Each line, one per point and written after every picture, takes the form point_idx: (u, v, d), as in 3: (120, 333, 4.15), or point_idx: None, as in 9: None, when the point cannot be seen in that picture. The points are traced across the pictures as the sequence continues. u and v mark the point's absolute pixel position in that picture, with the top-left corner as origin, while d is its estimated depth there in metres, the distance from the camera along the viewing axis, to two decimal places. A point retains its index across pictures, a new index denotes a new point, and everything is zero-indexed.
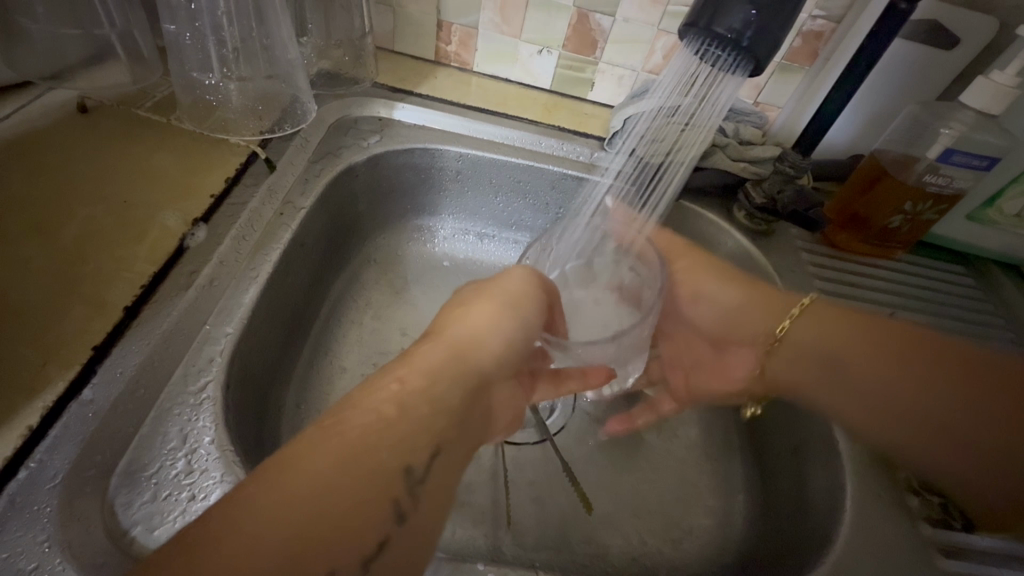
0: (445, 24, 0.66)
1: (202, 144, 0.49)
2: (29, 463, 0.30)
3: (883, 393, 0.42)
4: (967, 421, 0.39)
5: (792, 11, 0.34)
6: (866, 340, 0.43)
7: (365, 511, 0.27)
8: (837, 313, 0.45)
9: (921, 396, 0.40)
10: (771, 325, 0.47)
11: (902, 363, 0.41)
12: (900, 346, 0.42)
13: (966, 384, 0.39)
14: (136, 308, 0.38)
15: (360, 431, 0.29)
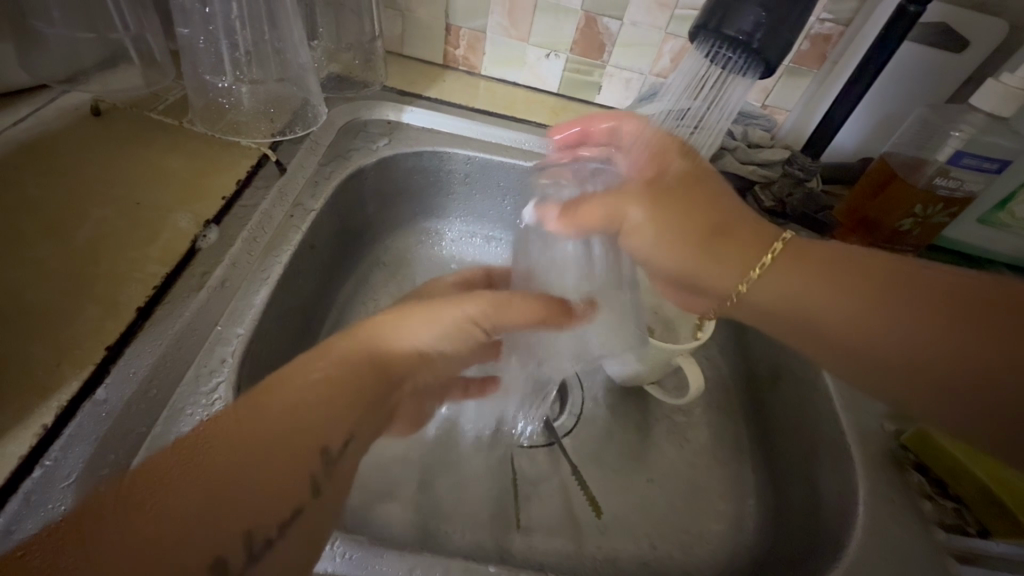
0: (453, 28, 0.66)
1: (214, 147, 0.50)
2: (44, 461, 0.30)
3: (870, 345, 0.38)
4: (967, 364, 0.34)
5: (803, 13, 0.34)
6: (840, 277, 0.39)
7: (264, 505, 0.29)
8: (813, 252, 0.41)
9: (900, 331, 0.36)
10: (729, 284, 0.43)
11: (885, 304, 0.37)
12: (869, 275, 0.38)
13: (960, 321, 0.35)
14: (149, 309, 0.38)
15: (272, 424, 0.31)
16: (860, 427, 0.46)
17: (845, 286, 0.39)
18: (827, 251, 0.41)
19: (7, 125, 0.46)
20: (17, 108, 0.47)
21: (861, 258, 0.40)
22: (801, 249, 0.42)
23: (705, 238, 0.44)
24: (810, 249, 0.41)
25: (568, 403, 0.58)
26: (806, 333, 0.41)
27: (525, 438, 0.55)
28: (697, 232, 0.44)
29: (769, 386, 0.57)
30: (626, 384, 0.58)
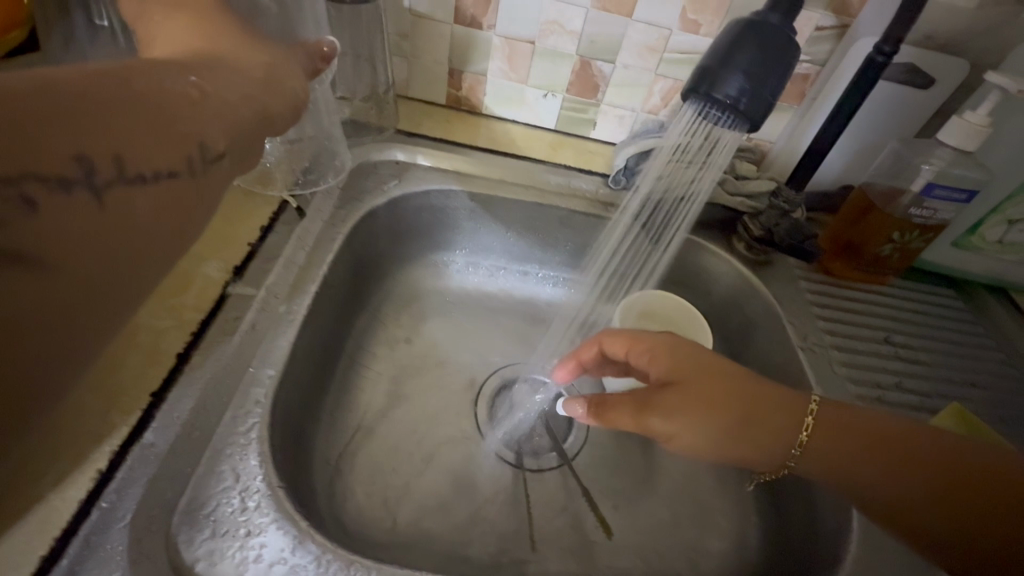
0: (456, 72, 0.70)
1: (238, 196, 0.53)
2: (100, 503, 0.33)
3: (881, 497, 0.41)
4: (966, 529, 0.39)
5: (780, 79, 0.38)
6: (847, 440, 0.43)
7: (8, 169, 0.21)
8: (836, 421, 0.43)
9: (883, 477, 0.41)
10: (756, 455, 0.44)
11: (882, 457, 0.42)
12: (862, 438, 0.43)
13: (962, 493, 0.40)
14: (187, 354, 0.40)
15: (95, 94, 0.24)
16: None
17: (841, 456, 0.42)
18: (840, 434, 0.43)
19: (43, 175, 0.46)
20: None
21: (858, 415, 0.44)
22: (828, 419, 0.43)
23: (726, 393, 0.43)
24: (837, 418, 0.43)
25: (574, 427, 0.61)
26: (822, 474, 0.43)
27: (535, 463, 0.57)
28: (733, 413, 0.43)
29: None
30: None
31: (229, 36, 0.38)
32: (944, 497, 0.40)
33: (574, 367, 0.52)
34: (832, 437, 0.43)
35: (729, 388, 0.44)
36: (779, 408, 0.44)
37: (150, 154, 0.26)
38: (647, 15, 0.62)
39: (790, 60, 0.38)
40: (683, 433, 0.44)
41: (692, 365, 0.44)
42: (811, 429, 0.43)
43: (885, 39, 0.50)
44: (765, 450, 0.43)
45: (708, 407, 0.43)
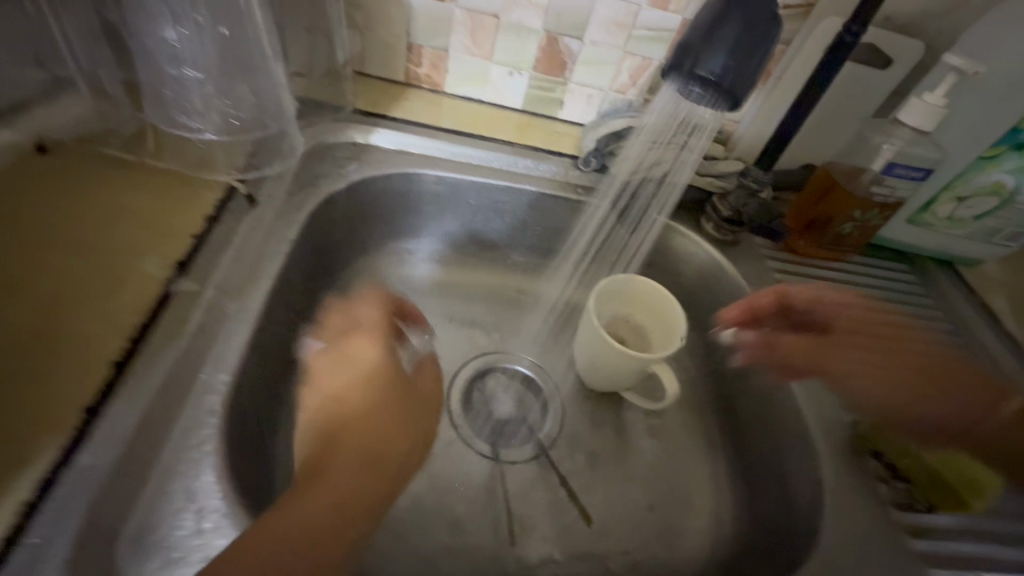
0: (415, 47, 0.66)
1: (177, 181, 0.47)
2: (29, 539, 0.29)
3: (941, 416, 0.46)
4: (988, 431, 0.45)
5: (763, 56, 0.37)
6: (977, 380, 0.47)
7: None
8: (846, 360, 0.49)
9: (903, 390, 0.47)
10: (881, 396, 0.48)
11: (906, 376, 0.48)
12: (945, 370, 0.48)
13: (989, 397, 0.46)
14: (125, 363, 0.36)
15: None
16: (824, 421, 0.50)
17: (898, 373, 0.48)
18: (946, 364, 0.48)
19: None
20: None
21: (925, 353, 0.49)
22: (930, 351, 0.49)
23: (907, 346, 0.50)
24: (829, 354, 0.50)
25: (549, 415, 0.60)
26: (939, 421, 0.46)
27: (511, 454, 0.56)
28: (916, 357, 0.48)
29: (736, 385, 0.60)
30: (602, 389, 0.61)
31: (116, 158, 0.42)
32: (989, 409, 0.46)
33: (747, 312, 0.52)
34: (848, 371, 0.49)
35: (862, 324, 0.50)
36: (894, 353, 0.49)
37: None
38: None
39: (774, 38, 0.37)
40: (858, 370, 0.49)
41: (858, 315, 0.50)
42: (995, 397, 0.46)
43: (854, 20, 0.51)
44: (891, 390, 0.47)
45: (883, 342, 0.50)
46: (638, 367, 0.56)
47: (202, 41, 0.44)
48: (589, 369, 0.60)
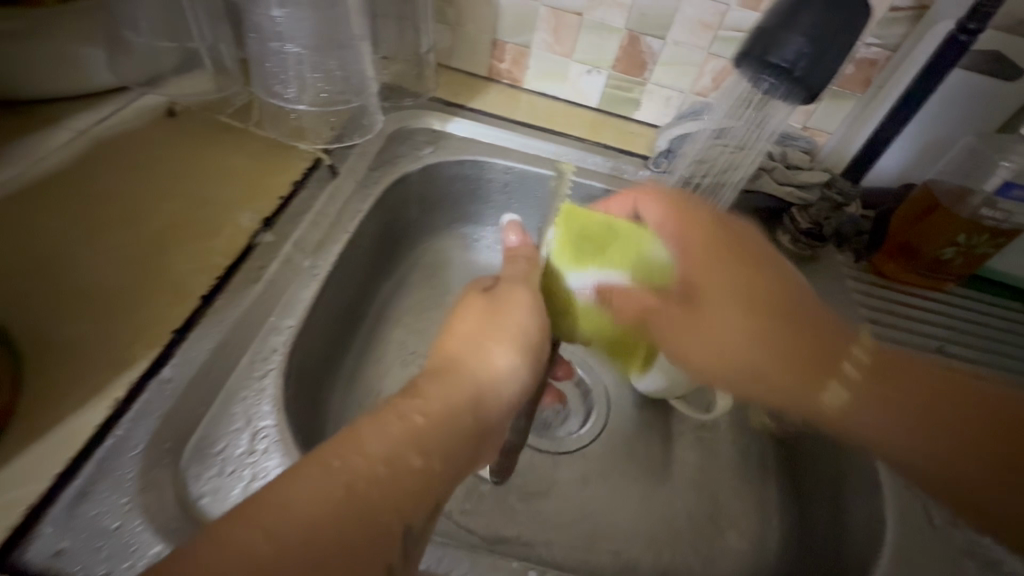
0: (500, 43, 0.68)
1: (274, 150, 0.52)
2: (114, 432, 0.32)
3: (876, 439, 0.41)
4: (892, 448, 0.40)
5: (847, 44, 0.35)
6: (888, 397, 0.41)
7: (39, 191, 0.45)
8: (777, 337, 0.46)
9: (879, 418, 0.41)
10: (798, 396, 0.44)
11: (870, 382, 0.42)
12: (896, 395, 0.41)
13: (906, 409, 0.40)
14: (211, 297, 0.40)
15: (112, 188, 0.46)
16: None
17: (754, 343, 0.47)
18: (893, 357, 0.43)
19: (94, 123, 0.49)
20: (100, 108, 0.50)
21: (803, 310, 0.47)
22: (884, 354, 0.43)
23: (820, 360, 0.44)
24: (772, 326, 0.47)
25: (592, 415, 0.60)
26: (885, 399, 0.41)
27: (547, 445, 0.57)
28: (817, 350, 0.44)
29: None
30: (655, 395, 0.60)
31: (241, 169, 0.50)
32: (927, 427, 0.40)
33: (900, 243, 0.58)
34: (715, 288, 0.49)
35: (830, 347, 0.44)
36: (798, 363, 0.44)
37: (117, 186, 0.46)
38: None
39: (860, 21, 0.36)
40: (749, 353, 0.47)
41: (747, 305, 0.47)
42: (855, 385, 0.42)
43: (971, 16, 0.46)
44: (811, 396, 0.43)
45: (801, 361, 0.44)
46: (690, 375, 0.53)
47: (309, 20, 0.47)
48: (639, 370, 0.59)
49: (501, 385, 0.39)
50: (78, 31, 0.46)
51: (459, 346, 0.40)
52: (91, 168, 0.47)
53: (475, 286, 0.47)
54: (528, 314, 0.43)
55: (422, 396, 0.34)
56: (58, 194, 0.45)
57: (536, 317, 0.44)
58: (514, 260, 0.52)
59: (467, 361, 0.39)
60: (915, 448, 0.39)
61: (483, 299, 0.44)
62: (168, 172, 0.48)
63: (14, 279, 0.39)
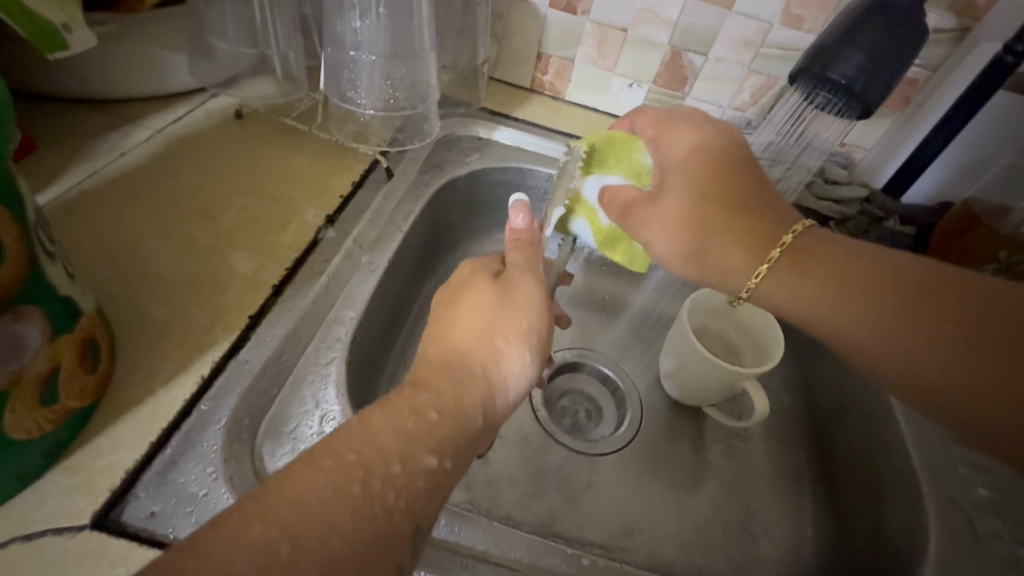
0: (544, 56, 0.69)
1: (334, 151, 0.55)
2: (201, 405, 0.35)
3: (916, 373, 0.32)
4: (945, 375, 0.31)
5: (900, 64, 0.40)
6: (875, 295, 0.34)
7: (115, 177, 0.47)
8: (822, 243, 0.37)
9: (910, 333, 0.32)
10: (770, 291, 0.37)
11: (927, 332, 0.32)
12: (890, 282, 0.34)
13: (929, 330, 0.32)
14: (281, 287, 0.43)
15: (185, 180, 0.48)
16: (933, 464, 0.46)
17: (682, 232, 0.39)
18: (820, 243, 0.37)
19: (170, 121, 0.52)
20: (174, 109, 0.53)
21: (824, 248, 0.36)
22: (822, 241, 0.37)
23: (861, 287, 0.34)
24: (809, 256, 0.36)
25: (625, 422, 0.59)
26: (916, 315, 0.32)
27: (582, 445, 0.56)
28: (887, 279, 0.33)
29: (835, 418, 0.57)
30: (684, 401, 0.59)
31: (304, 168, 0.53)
32: (972, 352, 0.31)
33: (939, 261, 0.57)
34: (677, 207, 0.49)
35: (855, 263, 0.35)
36: (844, 290, 0.35)
37: (188, 179, 0.49)
38: (748, 7, 0.59)
39: (911, 50, 0.41)
40: (781, 287, 0.37)
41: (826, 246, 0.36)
42: (785, 249, 0.37)
43: (1019, 39, 0.48)
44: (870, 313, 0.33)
45: (888, 291, 0.33)
46: (727, 382, 0.53)
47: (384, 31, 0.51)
48: (669, 378, 0.59)
49: (511, 390, 0.34)
50: (164, 38, 0.49)
51: (465, 342, 0.34)
52: (164, 159, 0.49)
53: (477, 268, 0.39)
54: (536, 313, 0.37)
55: (428, 387, 0.30)
56: (132, 185, 0.47)
57: (545, 316, 0.38)
58: (519, 247, 0.42)
59: (477, 358, 0.33)
60: (966, 382, 0.31)
61: (492, 288, 0.37)
62: (237, 168, 0.51)
63: (100, 267, 0.41)
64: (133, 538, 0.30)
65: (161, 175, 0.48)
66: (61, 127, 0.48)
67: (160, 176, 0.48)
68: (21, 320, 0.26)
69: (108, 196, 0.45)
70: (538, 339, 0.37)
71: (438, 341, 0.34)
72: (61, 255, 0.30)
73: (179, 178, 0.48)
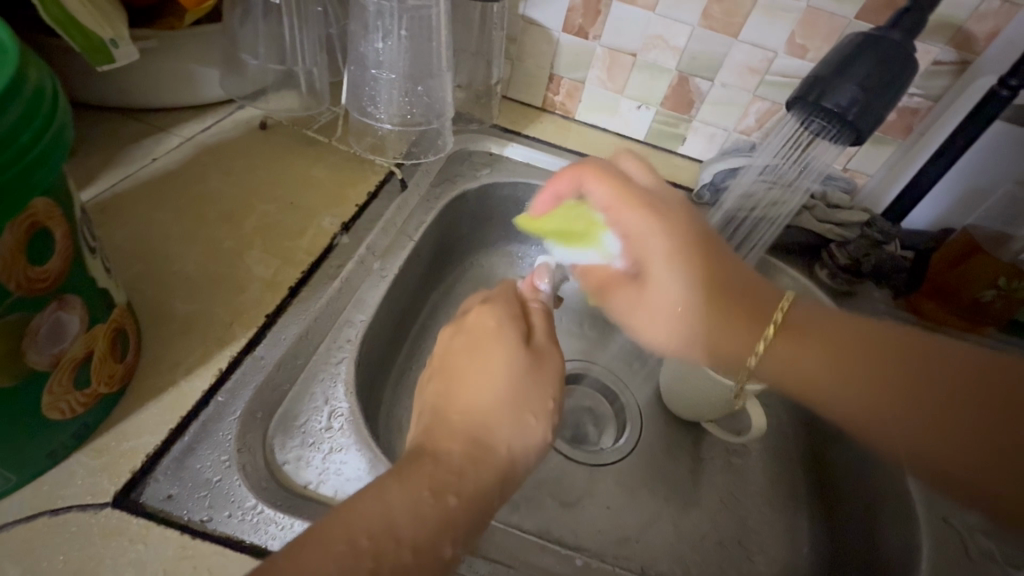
0: (556, 77, 0.72)
1: (352, 163, 0.58)
2: (218, 397, 0.37)
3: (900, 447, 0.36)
4: (903, 431, 0.36)
5: (891, 95, 0.43)
6: (855, 362, 0.37)
7: (145, 181, 0.50)
8: (807, 323, 0.39)
9: (924, 431, 0.35)
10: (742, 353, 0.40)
11: (916, 395, 0.35)
12: (855, 352, 0.37)
13: (963, 405, 0.34)
14: (297, 290, 0.45)
15: (209, 186, 0.51)
16: (929, 486, 0.47)
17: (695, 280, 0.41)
18: (831, 324, 0.39)
19: (198, 130, 0.55)
20: (204, 119, 0.56)
21: (896, 330, 0.38)
22: (804, 318, 0.39)
23: (868, 349, 0.37)
24: (807, 319, 0.39)
25: (624, 434, 0.60)
26: (869, 362, 0.37)
27: (581, 455, 0.57)
28: (863, 350, 0.37)
29: (832, 439, 0.57)
30: (683, 416, 0.60)
31: (323, 177, 0.55)
32: (997, 455, 0.33)
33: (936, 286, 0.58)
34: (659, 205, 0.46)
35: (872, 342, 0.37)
36: (848, 340, 0.38)
37: (212, 185, 0.51)
38: (753, 36, 0.61)
39: (901, 82, 0.43)
40: (777, 355, 0.39)
41: (866, 339, 0.38)
42: (772, 335, 0.39)
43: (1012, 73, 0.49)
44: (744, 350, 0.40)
45: (849, 355, 0.37)
46: (725, 397, 0.54)
47: (404, 50, 0.53)
48: (669, 392, 0.60)
49: (530, 459, 0.34)
50: (198, 54, 0.53)
51: (489, 407, 0.34)
52: (190, 165, 0.52)
53: (507, 324, 0.40)
54: (554, 381, 0.37)
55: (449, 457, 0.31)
56: (161, 189, 0.49)
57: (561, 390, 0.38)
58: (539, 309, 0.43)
59: (503, 430, 0.33)
60: (974, 466, 0.33)
61: (523, 351, 0.38)
62: (259, 175, 0.54)
63: (129, 264, 0.43)
64: (152, 518, 0.32)
65: (189, 181, 0.51)
66: (99, 132, 0.52)
67: (189, 180, 0.51)
68: (65, 308, 0.29)
69: (137, 200, 0.48)
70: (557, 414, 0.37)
71: (464, 404, 0.34)
72: (100, 251, 0.32)
73: (205, 184, 0.51)
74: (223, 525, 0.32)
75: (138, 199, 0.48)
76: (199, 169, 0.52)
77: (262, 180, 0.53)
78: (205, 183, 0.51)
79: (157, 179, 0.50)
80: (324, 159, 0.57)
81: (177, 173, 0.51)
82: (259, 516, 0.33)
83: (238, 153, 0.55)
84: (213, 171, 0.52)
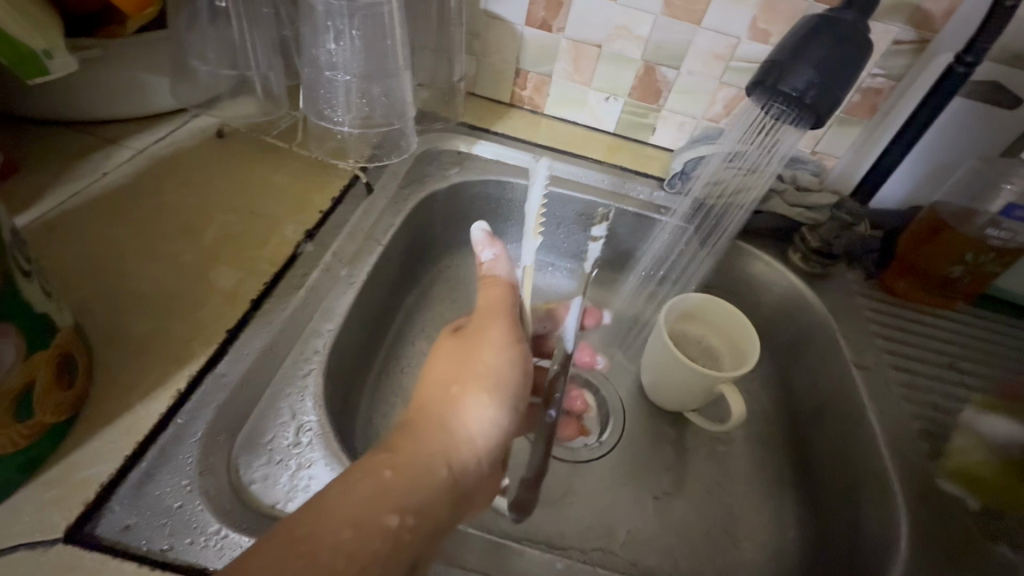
0: (522, 72, 0.71)
1: (314, 168, 0.56)
2: (177, 420, 0.36)
3: None
4: None
5: (847, 79, 0.43)
6: None
7: (93, 197, 0.48)
8: None
9: None
10: None
11: None
12: None
13: None
14: (259, 302, 0.44)
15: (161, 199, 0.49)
16: (906, 465, 0.47)
17: None
18: None
19: (150, 142, 0.53)
20: (156, 129, 0.54)
21: None
22: None
23: None
24: None
25: (608, 428, 0.59)
26: None
27: (565, 452, 0.56)
28: None
29: (814, 421, 0.57)
30: (666, 407, 0.59)
31: (283, 185, 0.54)
32: None
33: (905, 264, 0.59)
34: None
35: None
36: None
37: (166, 197, 0.49)
38: (715, 23, 0.61)
39: (856, 64, 0.43)
40: None
41: None
42: None
43: (967, 48, 0.49)
44: None
45: None
46: (703, 387, 0.54)
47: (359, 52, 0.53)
48: (650, 383, 0.59)
49: (481, 444, 0.32)
50: (147, 63, 0.51)
51: (432, 394, 0.34)
52: (142, 178, 0.50)
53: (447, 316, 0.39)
54: (513, 362, 0.35)
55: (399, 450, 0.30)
56: (111, 205, 0.47)
57: (521, 363, 0.36)
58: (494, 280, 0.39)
59: (439, 413, 0.32)
60: None
61: (453, 339, 0.36)
62: (216, 185, 0.52)
63: (80, 284, 0.42)
64: (108, 551, 0.30)
65: (138, 195, 0.49)
66: (45, 149, 0.50)
67: (142, 194, 0.49)
68: None
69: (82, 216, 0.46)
70: (518, 385, 0.35)
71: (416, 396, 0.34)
72: (39, 274, 0.31)
73: (158, 196, 0.49)
74: (185, 554, 0.31)
75: (87, 215, 0.46)
76: (149, 183, 0.50)
77: (220, 190, 0.52)
78: (158, 196, 0.49)
79: (106, 194, 0.48)
80: (283, 166, 0.55)
81: (126, 187, 0.49)
82: (223, 542, 0.31)
83: (194, 164, 0.53)
84: (166, 183, 0.50)
